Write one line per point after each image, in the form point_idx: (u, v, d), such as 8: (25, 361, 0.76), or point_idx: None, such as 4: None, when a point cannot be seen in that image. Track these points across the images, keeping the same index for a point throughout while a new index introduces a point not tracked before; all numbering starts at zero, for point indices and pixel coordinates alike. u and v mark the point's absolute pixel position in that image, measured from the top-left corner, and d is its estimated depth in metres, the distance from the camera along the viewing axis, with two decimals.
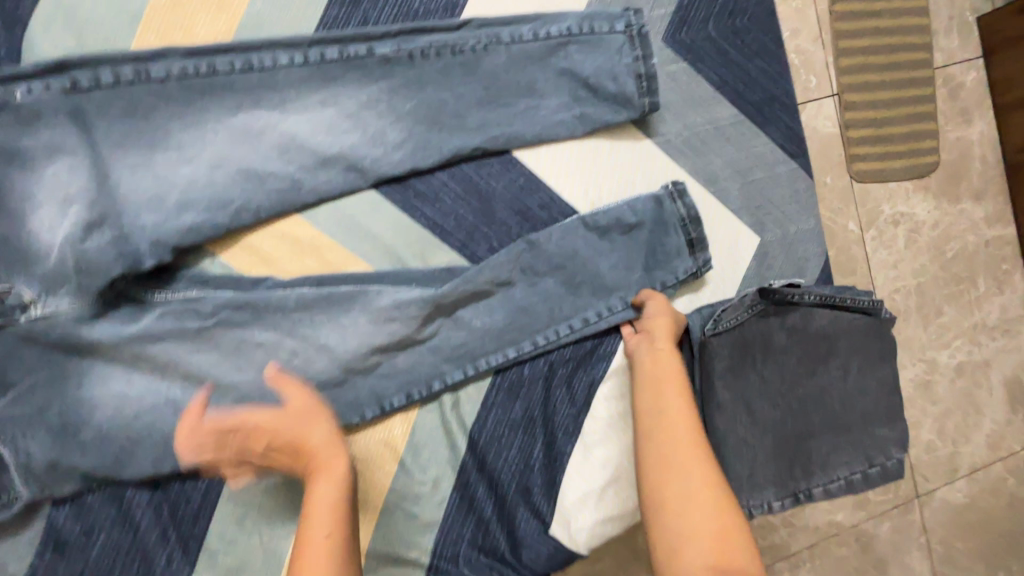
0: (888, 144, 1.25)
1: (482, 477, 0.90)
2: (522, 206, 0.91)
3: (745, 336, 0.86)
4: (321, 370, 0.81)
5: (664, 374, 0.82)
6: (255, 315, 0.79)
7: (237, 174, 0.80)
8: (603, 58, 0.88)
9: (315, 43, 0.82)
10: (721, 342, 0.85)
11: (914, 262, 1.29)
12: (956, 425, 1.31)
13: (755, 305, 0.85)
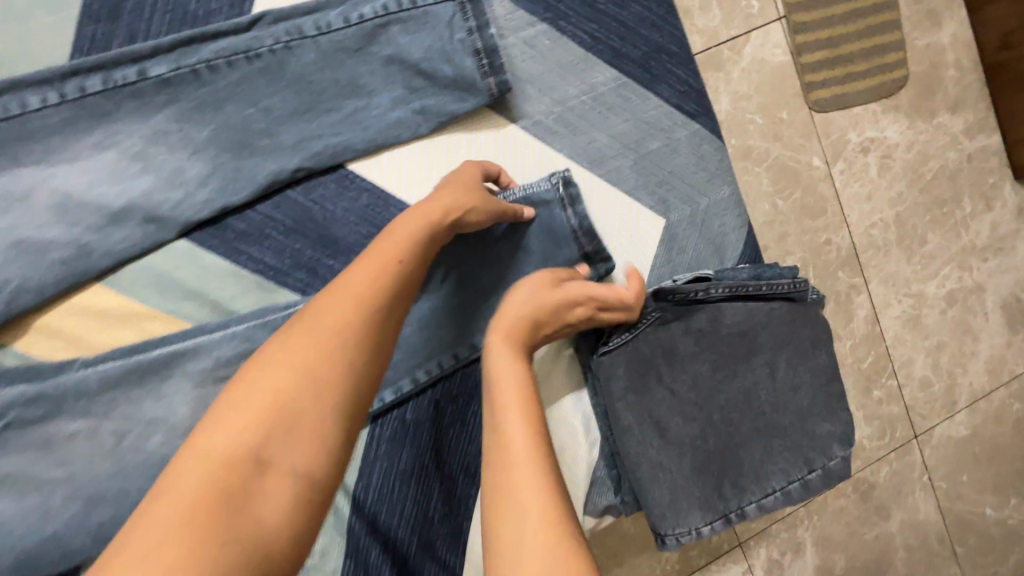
0: (850, 65, 1.08)
1: (375, 539, 0.80)
2: (370, 227, 0.77)
3: (642, 349, 0.73)
4: (152, 455, 0.70)
5: (499, 372, 0.60)
6: (56, 407, 0.68)
7: (4, 249, 0.67)
8: (432, 37, 0.73)
9: (70, 75, 0.67)
10: (617, 359, 0.73)
11: (890, 191, 1.13)
12: (951, 356, 1.18)
13: (650, 313, 0.72)
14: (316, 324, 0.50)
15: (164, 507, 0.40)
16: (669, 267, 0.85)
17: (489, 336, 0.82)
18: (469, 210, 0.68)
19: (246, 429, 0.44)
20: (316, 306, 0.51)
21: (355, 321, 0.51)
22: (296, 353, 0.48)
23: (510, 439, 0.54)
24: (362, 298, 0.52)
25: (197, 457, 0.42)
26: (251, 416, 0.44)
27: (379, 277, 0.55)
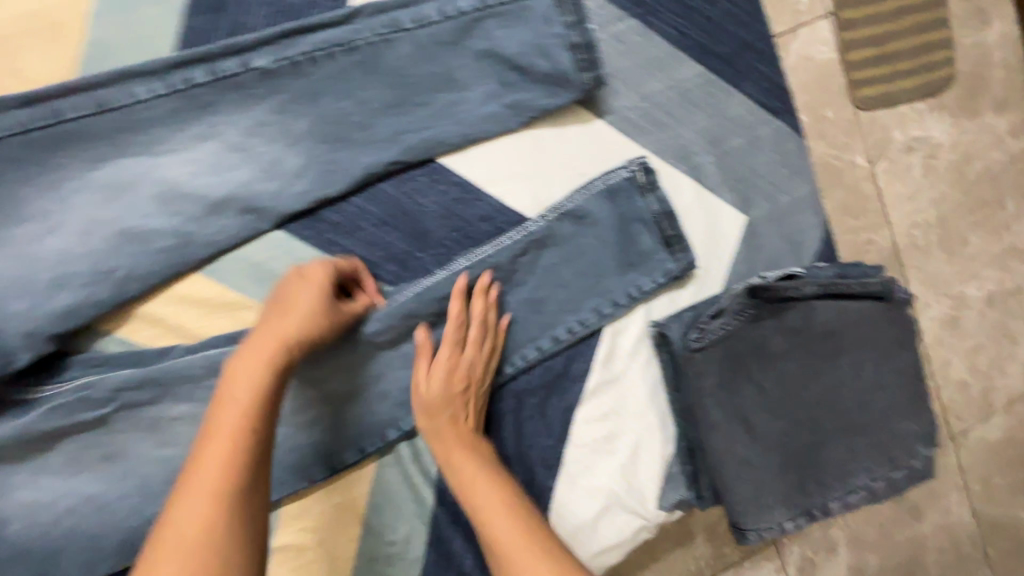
0: (895, 62, 1.05)
1: (458, 528, 0.81)
2: (458, 221, 0.79)
3: (737, 346, 0.74)
4: None
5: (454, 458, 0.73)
6: (166, 391, 0.69)
7: (112, 238, 0.68)
8: (529, 31, 0.72)
9: (175, 67, 0.67)
10: (709, 356, 0.73)
11: (934, 191, 1.10)
12: (989, 359, 1.14)
13: (745, 309, 0.72)
14: (232, 410, 0.55)
15: (186, 504, 0.49)
16: (749, 265, 0.85)
17: (570, 329, 0.82)
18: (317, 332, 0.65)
19: (211, 490, 0.50)
20: (229, 383, 0.56)
21: (260, 405, 0.56)
22: (229, 424, 0.53)
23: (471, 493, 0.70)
24: (259, 377, 0.57)
25: (191, 498, 0.49)
26: (220, 476, 0.51)
27: (271, 356, 0.59)
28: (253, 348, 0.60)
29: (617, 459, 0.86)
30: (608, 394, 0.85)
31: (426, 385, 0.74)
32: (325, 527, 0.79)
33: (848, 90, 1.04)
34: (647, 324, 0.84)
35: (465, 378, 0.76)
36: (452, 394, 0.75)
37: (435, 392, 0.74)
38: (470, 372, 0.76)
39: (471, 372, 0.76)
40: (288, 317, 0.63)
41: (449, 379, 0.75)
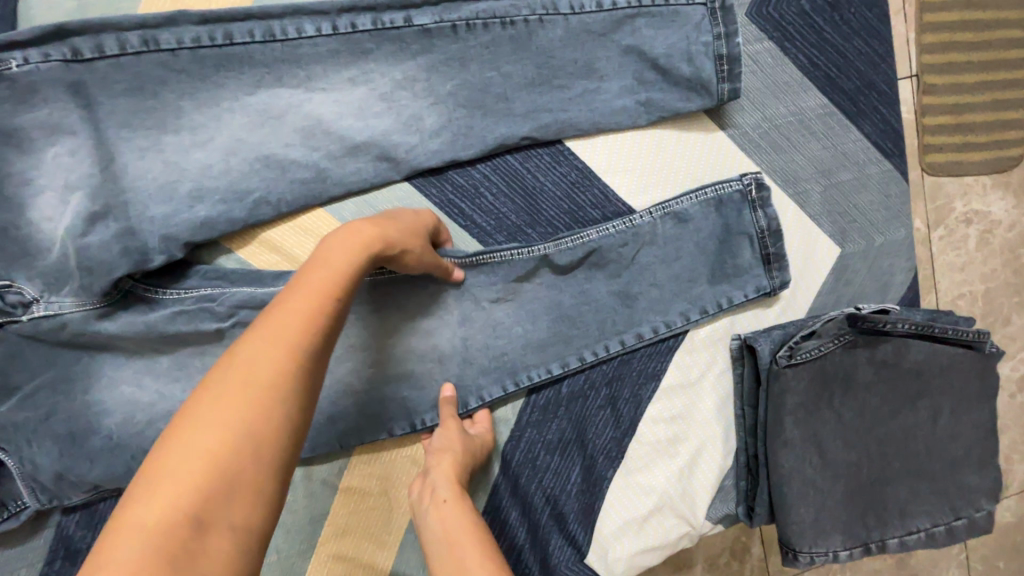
0: (974, 129, 0.97)
1: (516, 500, 0.84)
2: (572, 204, 0.80)
3: (827, 368, 0.77)
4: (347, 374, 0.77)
5: (442, 443, 0.73)
6: None
7: (255, 161, 0.71)
8: (677, 35, 0.75)
9: (345, 11, 0.70)
10: (798, 374, 0.76)
11: (985, 265, 1.02)
12: (1012, 442, 1.06)
13: (842, 335, 0.76)
14: (325, 274, 0.52)
15: (262, 340, 0.47)
16: (835, 296, 0.87)
17: (655, 329, 0.83)
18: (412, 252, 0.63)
19: (284, 342, 0.47)
20: (324, 251, 0.54)
21: (345, 285, 0.53)
22: (309, 299, 0.50)
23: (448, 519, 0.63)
24: (352, 257, 0.54)
25: (271, 332, 0.47)
26: (292, 351, 0.47)
27: (368, 248, 0.56)
28: (357, 236, 0.56)
29: (676, 463, 0.86)
30: (679, 397, 0.86)
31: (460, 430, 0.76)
32: (388, 479, 0.80)
33: (918, 154, 0.97)
34: (731, 337, 0.86)
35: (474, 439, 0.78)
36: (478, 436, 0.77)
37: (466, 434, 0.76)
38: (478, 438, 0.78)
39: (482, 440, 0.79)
40: (398, 229, 0.61)
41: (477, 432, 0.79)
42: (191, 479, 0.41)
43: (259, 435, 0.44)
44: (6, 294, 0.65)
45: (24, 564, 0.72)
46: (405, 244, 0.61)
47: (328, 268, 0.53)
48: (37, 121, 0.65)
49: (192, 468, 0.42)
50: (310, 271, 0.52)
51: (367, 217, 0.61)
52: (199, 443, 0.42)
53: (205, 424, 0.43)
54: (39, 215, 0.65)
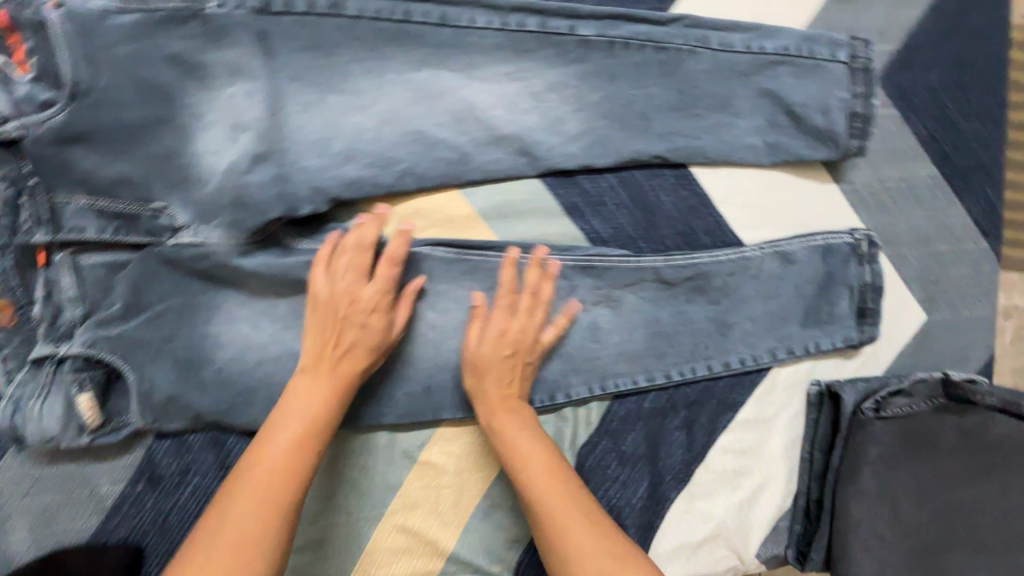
0: None
1: None
2: (687, 227, 0.83)
3: (914, 427, 0.81)
4: (452, 350, 0.78)
5: (518, 438, 0.71)
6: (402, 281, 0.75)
7: (407, 134, 0.74)
8: (817, 87, 0.79)
9: (517, 10, 0.74)
10: (887, 427, 0.81)
11: None
12: None
13: (933, 398, 0.81)
14: (284, 428, 0.64)
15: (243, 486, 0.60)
16: (914, 359, 0.90)
17: (742, 360, 0.85)
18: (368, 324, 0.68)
19: (260, 487, 0.59)
20: (290, 395, 0.65)
21: (312, 425, 0.64)
22: (276, 453, 0.62)
23: (549, 503, 0.67)
24: (315, 394, 0.66)
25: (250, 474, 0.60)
26: (268, 494, 0.59)
27: (324, 342, 0.68)
28: (318, 375, 0.67)
29: (737, 494, 0.88)
30: (751, 432, 0.88)
31: (482, 381, 0.74)
32: (466, 458, 0.82)
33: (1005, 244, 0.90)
34: (809, 382, 0.88)
35: (532, 304, 0.75)
36: (498, 387, 0.74)
37: (484, 380, 0.73)
38: (529, 286, 0.74)
39: (537, 285, 0.75)
40: (351, 308, 0.68)
41: (518, 313, 0.74)
42: None
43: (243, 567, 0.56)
44: (158, 218, 0.67)
45: (110, 480, 0.74)
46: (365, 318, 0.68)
47: (292, 416, 0.65)
48: (221, 60, 0.68)
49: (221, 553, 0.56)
50: (274, 428, 0.64)
51: (318, 300, 0.68)
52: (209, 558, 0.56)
53: (224, 523, 0.58)
54: (203, 147, 0.68)
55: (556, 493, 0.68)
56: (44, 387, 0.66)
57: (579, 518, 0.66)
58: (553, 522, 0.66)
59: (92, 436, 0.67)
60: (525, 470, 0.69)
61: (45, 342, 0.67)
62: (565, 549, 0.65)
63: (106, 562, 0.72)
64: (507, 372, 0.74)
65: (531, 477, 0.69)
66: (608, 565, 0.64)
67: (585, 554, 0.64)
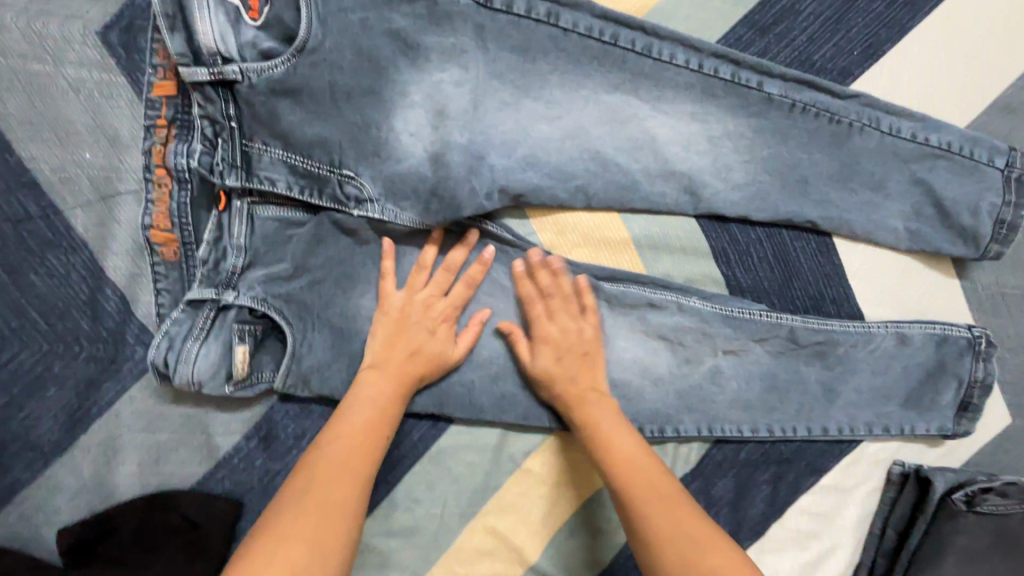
0: None
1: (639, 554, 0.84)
2: (818, 292, 0.86)
3: (1005, 526, 0.85)
4: None
5: (598, 414, 0.72)
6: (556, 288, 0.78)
7: (587, 152, 0.75)
8: (972, 187, 0.81)
9: (715, 56, 0.76)
10: (980, 521, 0.85)
11: None
12: None
13: None
14: (366, 408, 0.65)
15: (327, 458, 0.60)
16: (1000, 461, 0.91)
17: (842, 429, 0.86)
18: (437, 329, 0.71)
19: (342, 461, 0.60)
20: (364, 383, 0.67)
21: (386, 412, 0.66)
22: (358, 423, 0.64)
23: (623, 475, 0.66)
24: (393, 386, 0.67)
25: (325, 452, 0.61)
26: (354, 469, 0.60)
27: (399, 337, 0.69)
28: (388, 371, 0.68)
29: (806, 555, 0.89)
30: (830, 497, 0.90)
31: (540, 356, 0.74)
32: (565, 473, 0.82)
33: None
34: (893, 462, 0.90)
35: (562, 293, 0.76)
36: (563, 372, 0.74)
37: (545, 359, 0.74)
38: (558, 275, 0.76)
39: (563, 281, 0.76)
40: (415, 304, 0.70)
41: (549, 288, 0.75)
42: (288, 544, 0.52)
43: (330, 526, 0.54)
44: (346, 185, 0.67)
45: (224, 431, 0.72)
46: (424, 315, 0.70)
47: (369, 403, 0.66)
48: (436, 44, 0.68)
49: (310, 502, 0.56)
50: (351, 408, 0.65)
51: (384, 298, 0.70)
52: (298, 513, 0.55)
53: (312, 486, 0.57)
54: (402, 126, 0.68)
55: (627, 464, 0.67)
56: (205, 330, 0.65)
57: (643, 475, 0.66)
58: (629, 483, 0.65)
59: (235, 387, 0.67)
60: (604, 444, 0.70)
61: (204, 285, 0.66)
62: (640, 522, 0.61)
63: (215, 510, 0.70)
64: (574, 363, 0.75)
65: (611, 450, 0.69)
66: (682, 545, 0.58)
67: (661, 529, 0.60)
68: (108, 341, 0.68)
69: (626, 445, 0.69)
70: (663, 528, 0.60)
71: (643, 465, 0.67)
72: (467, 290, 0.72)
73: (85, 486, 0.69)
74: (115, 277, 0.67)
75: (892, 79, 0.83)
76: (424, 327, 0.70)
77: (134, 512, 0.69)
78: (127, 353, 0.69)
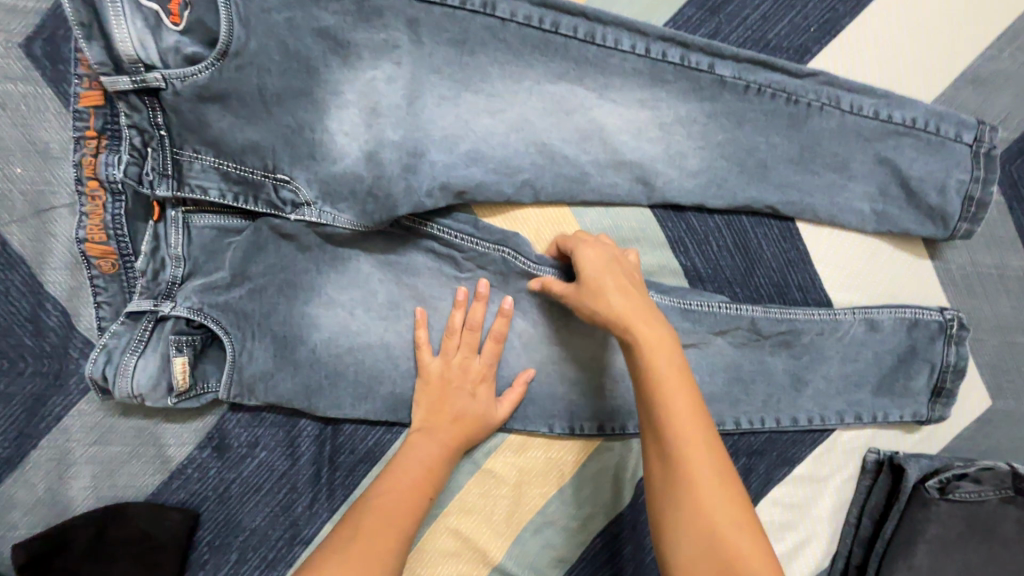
0: None
1: (605, 550, 0.82)
2: (782, 279, 0.84)
3: (978, 513, 0.84)
4: (535, 360, 0.78)
5: (654, 348, 0.59)
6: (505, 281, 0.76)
7: (533, 145, 0.73)
8: (938, 164, 0.78)
9: (662, 39, 0.73)
10: (952, 508, 0.83)
11: None
12: None
13: (1003, 488, 0.83)
14: (406, 479, 0.66)
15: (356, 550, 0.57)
16: (977, 445, 0.89)
17: (812, 418, 0.84)
18: (481, 395, 0.73)
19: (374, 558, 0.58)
20: (414, 449, 0.69)
21: (428, 483, 0.67)
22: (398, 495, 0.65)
23: (676, 426, 0.55)
24: (436, 457, 0.69)
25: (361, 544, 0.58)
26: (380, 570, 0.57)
27: (466, 418, 0.72)
28: (436, 436, 0.71)
29: (781, 546, 0.87)
30: (803, 488, 0.87)
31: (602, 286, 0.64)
32: (525, 472, 0.81)
33: None
34: (867, 450, 0.87)
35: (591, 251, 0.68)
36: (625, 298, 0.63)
37: (610, 293, 0.63)
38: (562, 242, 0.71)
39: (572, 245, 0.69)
40: (486, 381, 0.73)
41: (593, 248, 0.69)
42: None
43: None
44: (282, 190, 0.67)
45: (175, 441, 0.72)
46: (485, 387, 0.73)
47: (415, 471, 0.68)
48: (366, 41, 0.66)
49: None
50: (395, 472, 0.67)
51: (427, 371, 0.72)
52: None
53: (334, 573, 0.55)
54: (336, 126, 0.66)
55: (680, 414, 0.56)
56: (143, 342, 0.66)
57: (699, 438, 0.55)
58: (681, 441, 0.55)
59: (178, 399, 0.67)
60: (655, 376, 0.57)
61: (143, 296, 0.66)
62: (680, 485, 0.54)
63: (168, 521, 0.70)
64: (638, 308, 0.62)
65: (660, 387, 0.57)
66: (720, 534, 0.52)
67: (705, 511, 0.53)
68: (52, 356, 0.69)
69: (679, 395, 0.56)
70: (710, 511, 0.53)
71: (695, 423, 0.56)
72: (494, 353, 0.73)
73: (38, 501, 0.70)
74: (56, 292, 0.68)
75: (852, 55, 0.80)
76: (461, 392, 0.72)
77: (86, 527, 0.69)
78: (73, 367, 0.69)
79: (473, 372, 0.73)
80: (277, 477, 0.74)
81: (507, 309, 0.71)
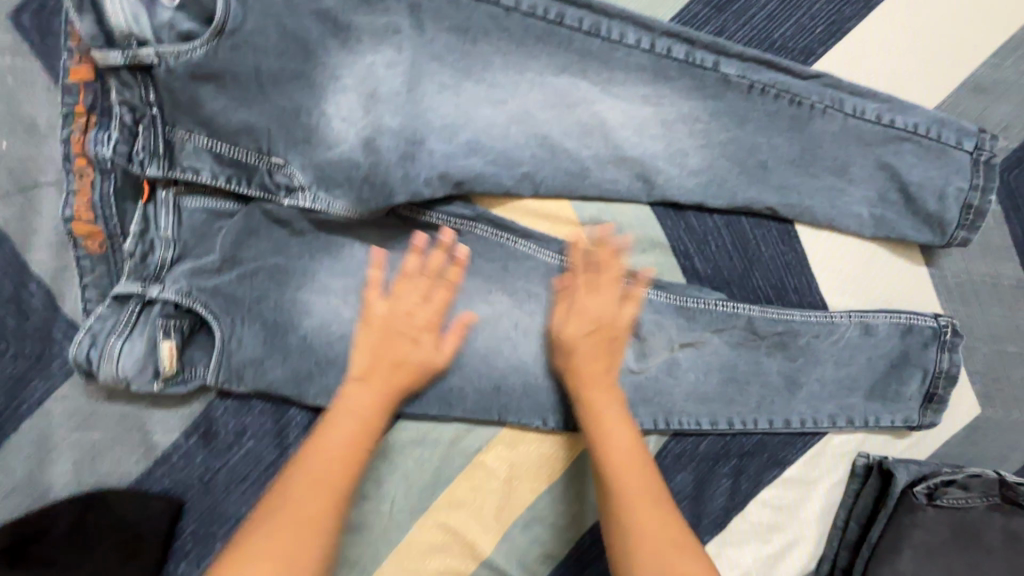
0: None
1: (593, 546, 0.82)
2: (779, 281, 0.84)
3: (965, 519, 0.84)
4: (530, 355, 0.77)
5: (598, 399, 0.70)
6: (502, 272, 0.76)
7: (533, 137, 0.72)
8: (938, 171, 0.78)
9: (667, 35, 0.73)
10: (939, 514, 0.84)
11: None
12: None
13: (991, 495, 0.84)
14: (342, 430, 0.61)
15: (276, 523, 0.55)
16: (966, 452, 0.89)
17: (803, 420, 0.84)
18: (428, 339, 0.67)
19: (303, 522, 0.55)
20: (353, 398, 0.63)
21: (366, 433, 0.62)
22: (330, 451, 0.60)
23: (615, 451, 0.66)
24: (375, 407, 0.63)
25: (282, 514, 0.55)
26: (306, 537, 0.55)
27: (408, 367, 0.66)
28: (376, 383, 0.64)
29: (768, 547, 0.87)
30: (793, 490, 0.87)
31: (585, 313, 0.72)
32: (517, 467, 0.81)
33: None
34: (858, 454, 0.87)
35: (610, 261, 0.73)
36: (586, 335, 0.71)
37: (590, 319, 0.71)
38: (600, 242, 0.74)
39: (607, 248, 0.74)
40: (433, 327, 0.67)
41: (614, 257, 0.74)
42: None
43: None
44: (276, 174, 0.65)
45: (159, 427, 0.71)
46: (431, 331, 0.67)
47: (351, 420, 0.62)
48: (367, 25, 0.65)
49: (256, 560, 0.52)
50: (332, 423, 0.62)
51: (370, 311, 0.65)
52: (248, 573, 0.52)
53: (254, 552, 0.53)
54: (332, 111, 0.65)
55: (622, 450, 0.66)
56: (129, 326, 0.64)
57: (631, 458, 0.66)
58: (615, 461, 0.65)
59: (165, 383, 0.65)
60: (597, 421, 0.68)
61: (131, 279, 0.64)
62: (624, 504, 0.63)
63: (150, 509, 0.69)
64: (605, 347, 0.71)
65: (600, 424, 0.68)
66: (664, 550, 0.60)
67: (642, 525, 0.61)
68: (35, 338, 0.67)
69: (619, 425, 0.68)
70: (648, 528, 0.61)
71: (634, 448, 0.67)
72: (441, 300, 0.67)
73: (18, 485, 0.68)
74: (40, 271, 0.67)
75: (857, 58, 0.80)
76: (407, 337, 0.66)
77: (65, 513, 0.67)
78: (56, 349, 0.68)
79: (422, 316, 0.66)
80: (264, 467, 0.72)
81: (460, 259, 0.68)
